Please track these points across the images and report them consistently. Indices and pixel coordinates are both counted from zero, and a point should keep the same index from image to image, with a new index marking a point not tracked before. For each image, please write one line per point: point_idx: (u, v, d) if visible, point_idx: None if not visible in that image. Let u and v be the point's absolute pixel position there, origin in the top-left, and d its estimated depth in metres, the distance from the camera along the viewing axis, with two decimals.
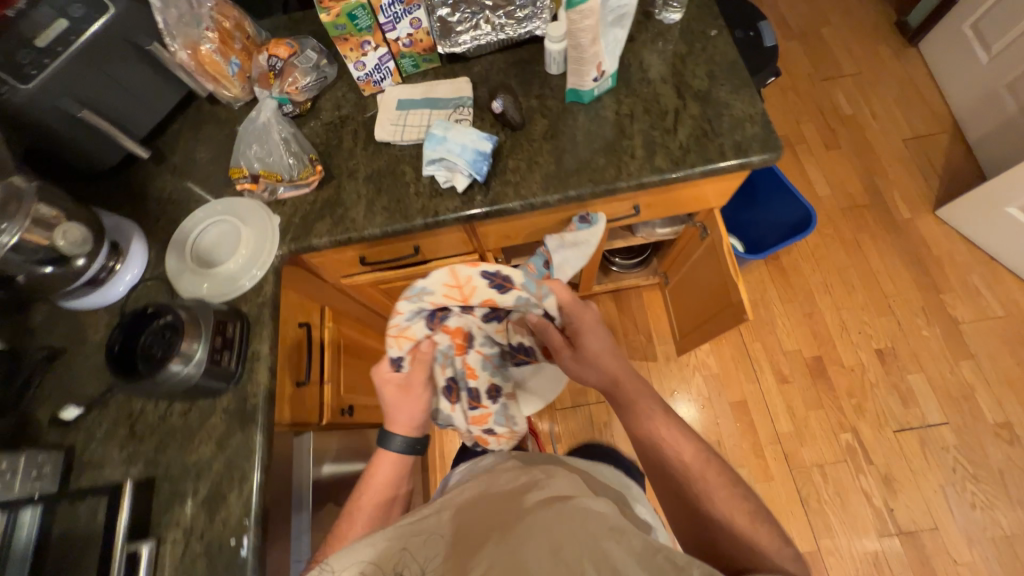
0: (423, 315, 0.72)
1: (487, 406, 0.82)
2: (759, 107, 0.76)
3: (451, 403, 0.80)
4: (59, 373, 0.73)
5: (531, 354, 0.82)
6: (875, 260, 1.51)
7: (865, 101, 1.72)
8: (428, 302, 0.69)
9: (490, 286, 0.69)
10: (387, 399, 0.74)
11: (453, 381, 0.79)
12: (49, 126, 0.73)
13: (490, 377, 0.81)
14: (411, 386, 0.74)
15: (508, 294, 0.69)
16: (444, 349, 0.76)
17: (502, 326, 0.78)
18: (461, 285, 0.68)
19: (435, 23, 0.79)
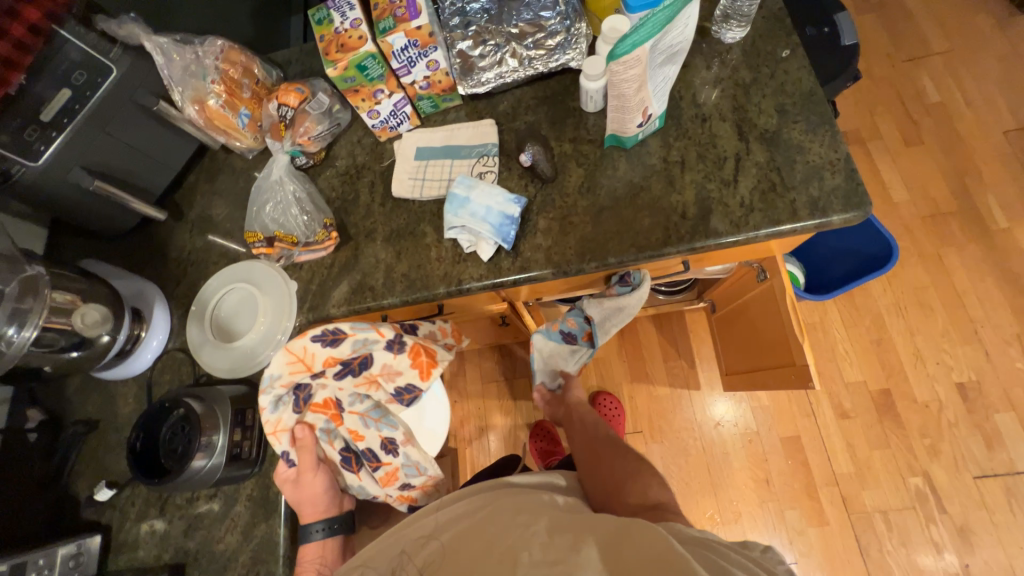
0: (285, 400, 0.67)
1: (389, 461, 0.71)
2: (842, 151, 0.63)
3: (354, 473, 0.71)
4: (97, 447, 0.75)
5: (415, 386, 0.72)
6: (962, 278, 1.31)
7: (958, 84, 1.46)
8: (278, 389, 0.66)
9: (325, 346, 0.66)
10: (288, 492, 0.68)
11: (348, 452, 0.71)
12: (63, 198, 0.71)
13: (381, 432, 0.70)
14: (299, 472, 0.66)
15: (344, 343, 0.67)
16: (319, 428, 0.69)
17: (365, 376, 0.70)
18: (301, 357, 0.66)
19: (455, 61, 0.71)
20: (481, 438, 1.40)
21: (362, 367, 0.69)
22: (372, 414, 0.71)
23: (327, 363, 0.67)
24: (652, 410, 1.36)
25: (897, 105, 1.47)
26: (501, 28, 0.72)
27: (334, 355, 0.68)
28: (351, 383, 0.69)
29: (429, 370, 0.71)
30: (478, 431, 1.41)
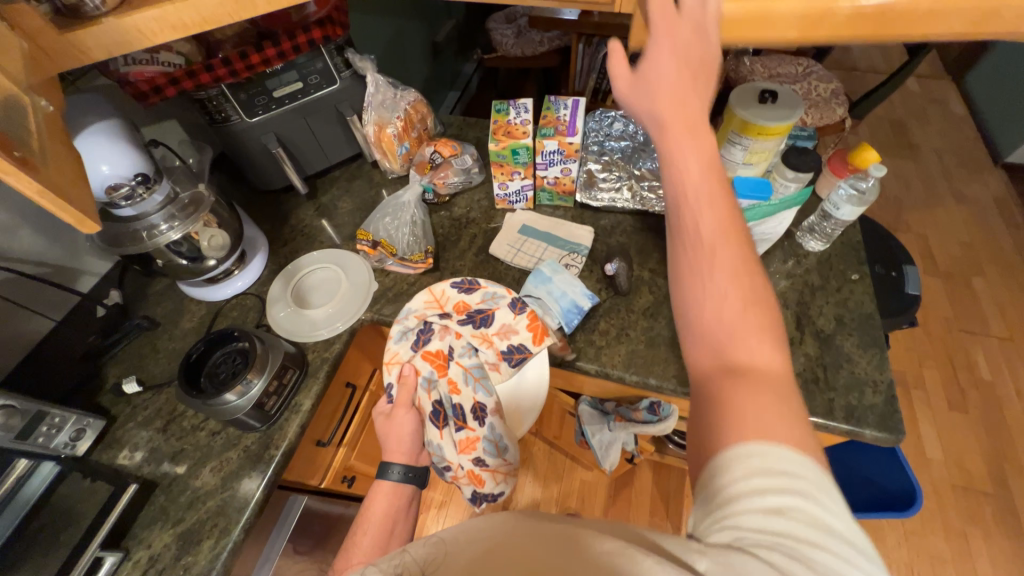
0: (409, 332, 0.74)
1: (473, 428, 0.70)
2: (887, 376, 0.69)
3: (439, 429, 0.70)
4: (143, 347, 0.82)
5: (525, 350, 0.70)
6: (985, 568, 1.22)
7: (1011, 372, 1.50)
8: (410, 322, 0.75)
9: (460, 292, 0.75)
10: (381, 415, 0.72)
11: (441, 406, 0.71)
12: (249, 147, 0.89)
13: (475, 394, 0.70)
14: (399, 401, 0.71)
15: (477, 293, 0.74)
16: (423, 371, 0.72)
17: (482, 332, 0.71)
18: (438, 298, 0.75)
19: (582, 174, 0.89)
20: (443, 507, 1.36)
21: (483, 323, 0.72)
22: (474, 373, 0.70)
23: (456, 309, 0.73)
24: None
25: (946, 365, 1.52)
26: (627, 166, 0.90)
27: (465, 301, 0.74)
28: (468, 334, 0.71)
29: (543, 335, 0.70)
30: (443, 499, 1.37)
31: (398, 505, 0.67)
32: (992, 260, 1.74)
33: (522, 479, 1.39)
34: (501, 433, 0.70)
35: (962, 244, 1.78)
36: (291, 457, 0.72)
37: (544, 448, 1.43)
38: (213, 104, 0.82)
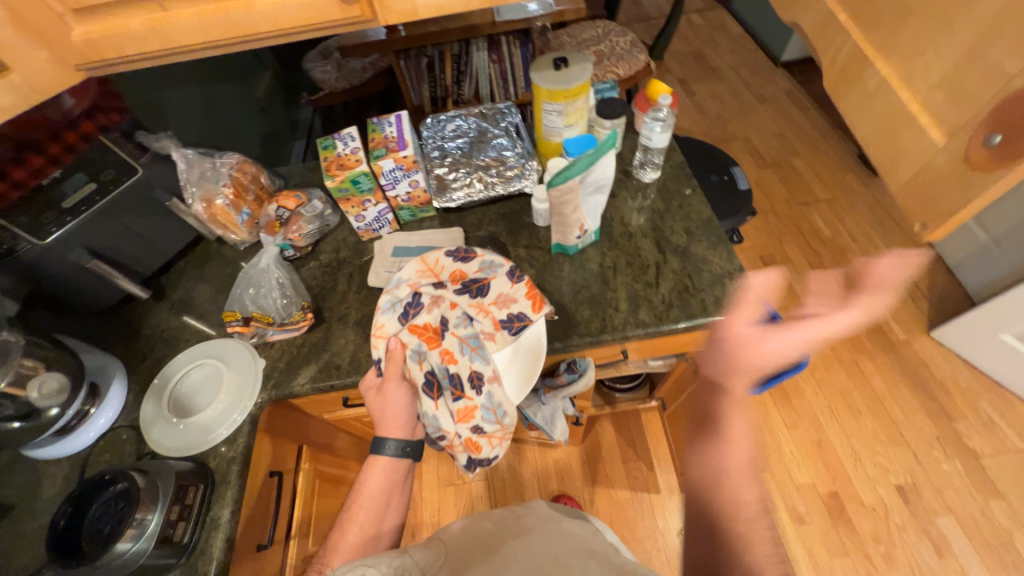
0: (398, 305, 0.72)
1: (472, 397, 0.70)
2: (736, 264, 0.80)
3: (434, 400, 0.71)
4: (0, 539, 0.68)
5: (526, 318, 0.71)
6: (878, 383, 1.47)
7: (843, 224, 1.82)
8: (400, 292, 0.72)
9: (455, 261, 0.73)
10: (372, 401, 0.71)
11: (434, 377, 0.71)
12: (56, 272, 0.77)
13: (472, 363, 0.70)
14: (391, 385, 0.69)
15: (472, 261, 0.73)
16: (413, 345, 0.70)
17: (478, 302, 0.71)
18: (431, 266, 0.73)
19: (432, 181, 0.90)
20: None
21: (478, 294, 0.71)
22: (472, 345, 0.70)
23: (447, 278, 0.72)
24: (614, 513, 1.33)
25: (799, 236, 1.79)
26: (471, 160, 0.92)
27: (460, 270, 0.73)
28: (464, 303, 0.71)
29: (542, 302, 0.71)
30: None
31: (389, 483, 0.70)
32: (801, 142, 2.08)
33: (500, 486, 1.38)
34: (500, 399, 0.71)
35: (776, 136, 2.11)
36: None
37: (510, 447, 1.43)
38: None
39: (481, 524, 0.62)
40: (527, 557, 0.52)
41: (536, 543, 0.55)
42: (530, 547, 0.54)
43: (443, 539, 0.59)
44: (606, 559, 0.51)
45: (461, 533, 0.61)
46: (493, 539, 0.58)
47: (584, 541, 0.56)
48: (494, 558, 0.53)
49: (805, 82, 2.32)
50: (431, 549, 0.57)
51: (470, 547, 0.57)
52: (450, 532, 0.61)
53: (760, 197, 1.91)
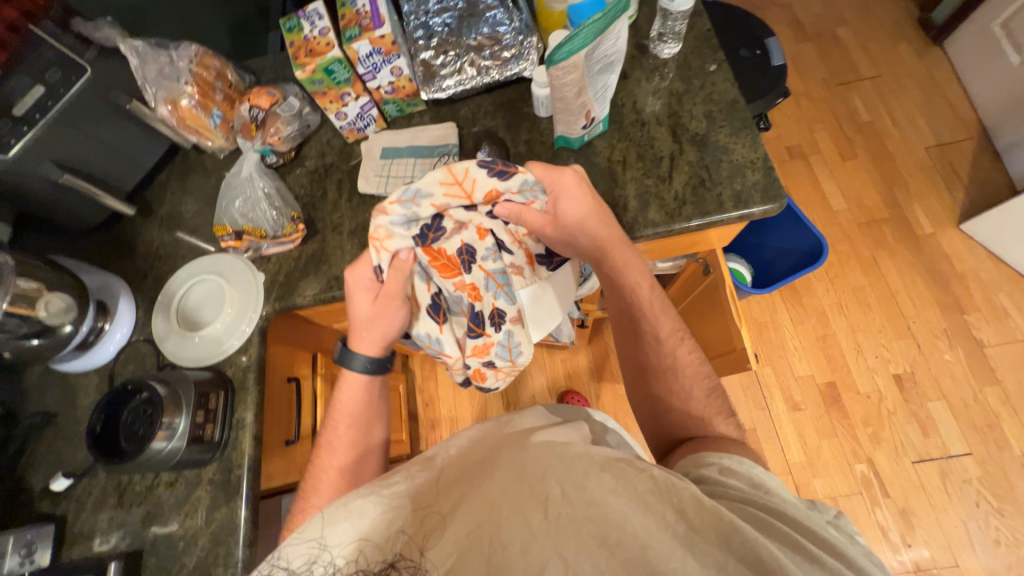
0: (413, 217, 0.60)
1: (490, 334, 0.70)
2: (761, 152, 0.72)
3: (439, 323, 0.70)
4: (53, 441, 0.74)
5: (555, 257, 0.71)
6: (894, 278, 1.43)
7: (885, 106, 1.62)
8: (421, 207, 0.59)
9: (491, 176, 0.59)
10: (361, 300, 0.67)
11: (441, 301, 0.69)
12: (30, 189, 0.73)
13: (496, 300, 0.68)
14: (395, 302, 0.66)
15: (512, 180, 0.60)
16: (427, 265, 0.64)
17: (512, 232, 0.66)
18: (459, 180, 0.59)
19: (418, 68, 0.78)
20: None
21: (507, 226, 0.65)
22: (500, 283, 0.67)
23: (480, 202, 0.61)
24: (618, 406, 1.42)
25: (833, 122, 1.62)
26: (460, 40, 0.80)
27: (497, 192, 0.60)
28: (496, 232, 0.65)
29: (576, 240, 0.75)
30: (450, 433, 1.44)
31: (364, 395, 0.72)
32: (851, 4, 1.77)
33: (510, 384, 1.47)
34: (519, 340, 0.71)
35: None
36: (260, 466, 0.72)
37: None
38: None
39: (477, 436, 0.53)
40: (505, 470, 0.42)
41: (518, 454, 0.44)
42: (511, 459, 0.44)
43: (436, 459, 0.48)
44: (600, 461, 0.41)
45: (455, 451, 0.50)
46: (485, 454, 0.48)
47: (578, 445, 0.45)
48: (477, 473, 0.44)
49: None
50: (422, 470, 0.46)
51: (462, 466, 0.47)
52: (447, 451, 0.50)
53: (794, 77, 1.69)
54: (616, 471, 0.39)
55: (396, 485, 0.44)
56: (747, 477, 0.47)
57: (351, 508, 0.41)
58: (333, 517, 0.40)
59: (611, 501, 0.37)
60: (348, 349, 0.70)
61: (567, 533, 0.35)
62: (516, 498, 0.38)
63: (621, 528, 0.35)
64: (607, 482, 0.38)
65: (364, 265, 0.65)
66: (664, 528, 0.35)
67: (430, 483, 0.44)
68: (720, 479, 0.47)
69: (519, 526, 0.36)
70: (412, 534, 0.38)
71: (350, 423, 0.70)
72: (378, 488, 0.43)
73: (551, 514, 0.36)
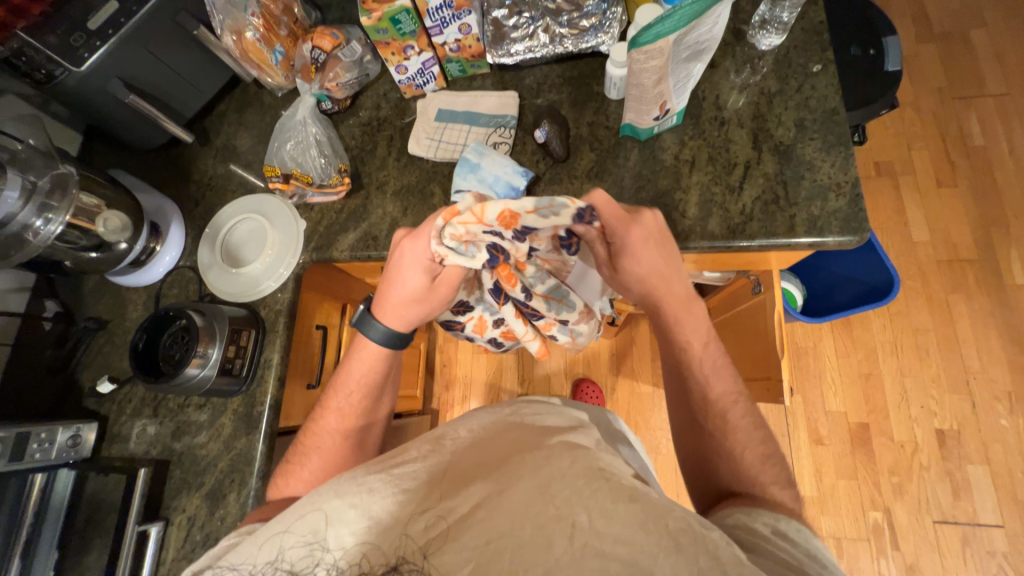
0: (482, 257, 0.60)
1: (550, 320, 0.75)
2: (852, 175, 0.63)
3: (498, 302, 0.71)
4: (104, 345, 0.80)
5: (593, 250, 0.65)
6: (964, 327, 1.30)
7: (1005, 131, 1.41)
8: (479, 250, 0.59)
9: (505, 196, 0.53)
10: (413, 278, 0.62)
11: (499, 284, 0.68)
12: (99, 104, 0.75)
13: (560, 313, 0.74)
14: (442, 289, 0.64)
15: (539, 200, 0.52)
16: (491, 282, 0.67)
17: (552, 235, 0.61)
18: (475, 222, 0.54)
19: (488, 27, 0.72)
20: (464, 403, 1.46)
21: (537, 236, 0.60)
22: (556, 297, 0.72)
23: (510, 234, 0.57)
24: (631, 403, 1.39)
25: (937, 141, 1.43)
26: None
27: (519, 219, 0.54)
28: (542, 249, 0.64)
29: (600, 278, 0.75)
30: (461, 397, 1.47)
31: (381, 370, 0.69)
32: (995, 4, 1.51)
33: (528, 361, 1.46)
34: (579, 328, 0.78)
35: None
36: (280, 406, 0.75)
37: None
38: (25, 59, 0.67)
39: (490, 425, 0.53)
40: (527, 480, 0.40)
41: (539, 459, 0.42)
42: (533, 464, 0.42)
43: (446, 441, 0.49)
44: (628, 488, 0.39)
45: (465, 437, 0.50)
46: (498, 449, 0.47)
47: (599, 460, 0.43)
48: (494, 471, 0.42)
49: None
50: (432, 453, 0.46)
51: (474, 455, 0.46)
52: (455, 434, 0.50)
53: (904, 83, 1.48)
54: (647, 507, 0.37)
55: (405, 467, 0.44)
56: (807, 548, 0.44)
57: (361, 484, 0.42)
58: (341, 491, 0.41)
59: (639, 537, 0.35)
60: (368, 310, 0.68)
61: (591, 566, 0.34)
62: (539, 518, 0.37)
63: (649, 573, 0.33)
64: (635, 518, 0.36)
65: (424, 244, 0.59)
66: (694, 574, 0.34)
67: (440, 472, 0.43)
68: (776, 543, 0.44)
69: (541, 550, 0.35)
70: (414, 533, 0.37)
71: (362, 394, 0.68)
72: (390, 469, 0.43)
73: (576, 542, 0.35)
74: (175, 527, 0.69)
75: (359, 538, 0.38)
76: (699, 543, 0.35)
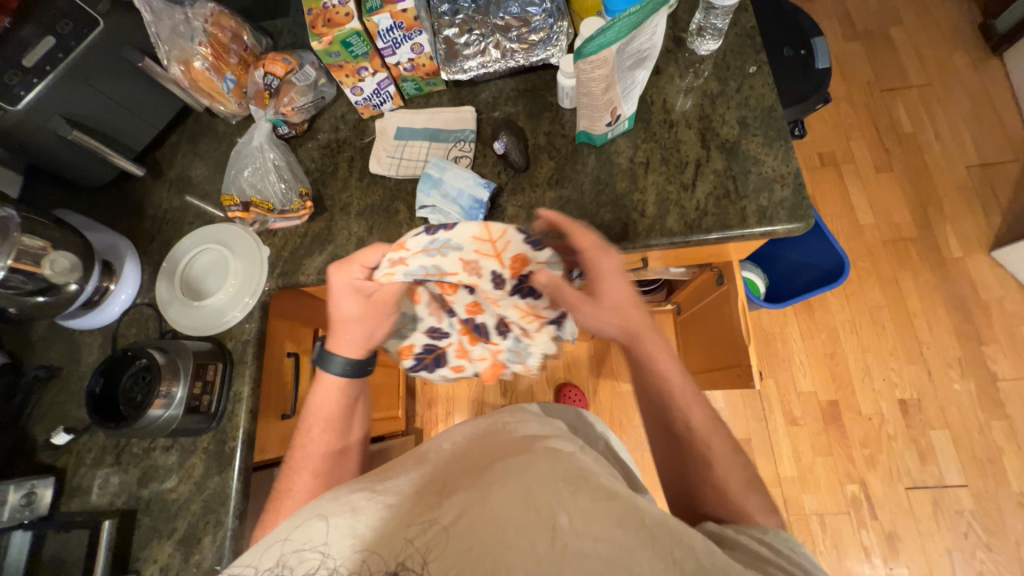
0: (417, 269, 0.62)
1: (497, 342, 0.76)
2: (793, 166, 0.68)
3: (433, 314, 0.74)
4: (57, 394, 0.76)
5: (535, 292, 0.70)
6: (913, 300, 1.38)
7: (930, 118, 1.53)
8: (410, 265, 0.62)
9: (524, 240, 0.64)
10: (349, 304, 0.64)
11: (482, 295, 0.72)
12: (39, 142, 0.72)
13: (499, 313, 0.72)
14: (378, 309, 0.66)
15: (544, 251, 0.64)
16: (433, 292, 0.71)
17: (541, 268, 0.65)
18: (494, 238, 0.63)
19: (440, 47, 0.74)
20: (447, 420, 1.44)
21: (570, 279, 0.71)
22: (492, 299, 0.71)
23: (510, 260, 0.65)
24: (614, 403, 1.41)
25: (871, 131, 1.53)
26: (487, 19, 0.74)
27: (524, 256, 0.65)
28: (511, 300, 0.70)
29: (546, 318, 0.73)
30: (445, 414, 1.45)
31: (341, 400, 0.68)
32: (908, 4, 1.65)
33: None
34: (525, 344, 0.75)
35: None
36: (254, 439, 0.72)
37: None
38: None
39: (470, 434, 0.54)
40: (510, 483, 0.40)
41: (523, 465, 0.42)
42: (515, 469, 0.42)
43: (430, 458, 0.50)
44: (606, 488, 0.40)
45: (449, 446, 0.52)
46: (482, 456, 0.47)
47: (582, 464, 0.44)
48: (478, 479, 0.42)
49: None
50: (417, 467, 0.48)
51: (459, 465, 0.46)
52: (438, 448, 0.51)
53: (836, 80, 1.59)
54: (625, 505, 0.38)
55: (391, 482, 0.45)
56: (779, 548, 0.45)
57: (345, 504, 0.42)
58: (325, 513, 0.41)
59: (617, 535, 0.36)
60: (324, 348, 0.67)
61: (573, 565, 0.34)
62: (522, 520, 0.37)
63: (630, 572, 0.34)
64: (613, 514, 0.37)
65: (356, 267, 0.63)
66: (670, 566, 0.35)
67: (422, 486, 0.44)
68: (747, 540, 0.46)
69: (525, 556, 0.35)
70: (417, 545, 0.37)
71: (325, 428, 0.66)
72: (374, 489, 0.43)
73: (557, 543, 0.35)
74: None
75: (345, 555, 0.38)
76: (676, 535, 0.37)
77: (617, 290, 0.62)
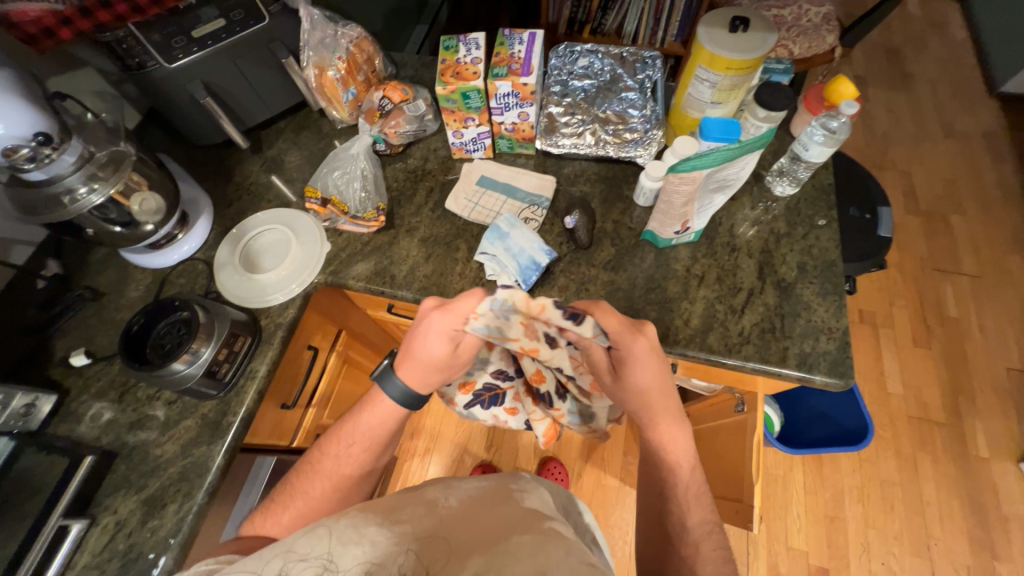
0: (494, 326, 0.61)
1: (560, 407, 0.81)
2: (843, 323, 0.69)
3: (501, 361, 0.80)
4: (90, 317, 0.78)
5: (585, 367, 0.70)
6: (929, 488, 1.32)
7: (977, 309, 1.54)
8: (486, 323, 0.61)
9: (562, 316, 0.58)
10: (436, 346, 0.63)
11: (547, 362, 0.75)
12: (175, 98, 0.80)
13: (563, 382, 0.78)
14: (461, 353, 0.66)
15: (583, 324, 0.58)
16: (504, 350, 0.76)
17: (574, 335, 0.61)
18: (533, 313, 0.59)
19: (542, 119, 0.84)
20: (425, 456, 1.40)
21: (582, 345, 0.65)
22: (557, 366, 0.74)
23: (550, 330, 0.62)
24: (596, 495, 1.35)
25: (916, 304, 1.54)
26: (590, 109, 0.85)
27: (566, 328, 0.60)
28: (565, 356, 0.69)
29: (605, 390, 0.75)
30: (425, 449, 1.41)
31: (389, 428, 0.68)
32: (973, 198, 1.72)
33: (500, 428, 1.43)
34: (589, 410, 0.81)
35: (945, 181, 1.75)
36: (251, 421, 0.73)
37: None
38: (123, 47, 0.72)
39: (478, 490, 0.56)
40: (524, 560, 0.43)
41: (536, 543, 0.46)
42: (530, 544, 0.45)
43: (439, 503, 0.52)
44: None
45: (456, 503, 0.53)
46: (491, 522, 0.50)
47: (589, 556, 0.46)
48: (493, 547, 0.45)
49: (1016, 126, 1.86)
50: (426, 508, 0.51)
51: (467, 528, 0.48)
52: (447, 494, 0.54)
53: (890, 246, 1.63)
54: None
55: (406, 525, 0.48)
56: None
57: (362, 534, 0.46)
58: (344, 539, 0.46)
59: None
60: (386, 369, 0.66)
61: None
62: None
63: None
64: None
65: (453, 316, 0.60)
66: None
67: (431, 536, 0.47)
68: None
69: None
70: None
71: (364, 448, 0.66)
72: (389, 522, 0.48)
73: None
74: (100, 529, 0.64)
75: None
76: None
77: (646, 374, 0.61)
